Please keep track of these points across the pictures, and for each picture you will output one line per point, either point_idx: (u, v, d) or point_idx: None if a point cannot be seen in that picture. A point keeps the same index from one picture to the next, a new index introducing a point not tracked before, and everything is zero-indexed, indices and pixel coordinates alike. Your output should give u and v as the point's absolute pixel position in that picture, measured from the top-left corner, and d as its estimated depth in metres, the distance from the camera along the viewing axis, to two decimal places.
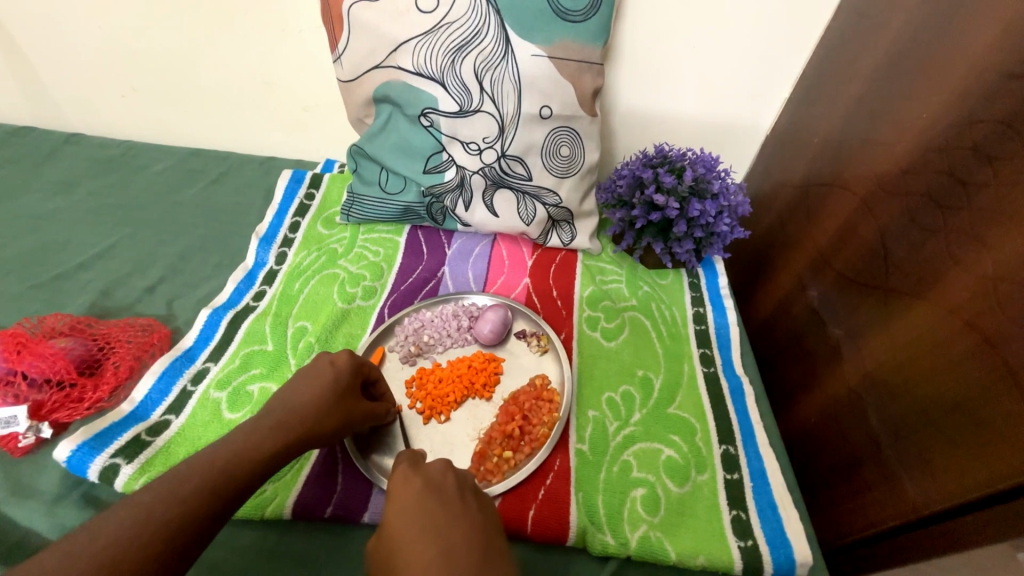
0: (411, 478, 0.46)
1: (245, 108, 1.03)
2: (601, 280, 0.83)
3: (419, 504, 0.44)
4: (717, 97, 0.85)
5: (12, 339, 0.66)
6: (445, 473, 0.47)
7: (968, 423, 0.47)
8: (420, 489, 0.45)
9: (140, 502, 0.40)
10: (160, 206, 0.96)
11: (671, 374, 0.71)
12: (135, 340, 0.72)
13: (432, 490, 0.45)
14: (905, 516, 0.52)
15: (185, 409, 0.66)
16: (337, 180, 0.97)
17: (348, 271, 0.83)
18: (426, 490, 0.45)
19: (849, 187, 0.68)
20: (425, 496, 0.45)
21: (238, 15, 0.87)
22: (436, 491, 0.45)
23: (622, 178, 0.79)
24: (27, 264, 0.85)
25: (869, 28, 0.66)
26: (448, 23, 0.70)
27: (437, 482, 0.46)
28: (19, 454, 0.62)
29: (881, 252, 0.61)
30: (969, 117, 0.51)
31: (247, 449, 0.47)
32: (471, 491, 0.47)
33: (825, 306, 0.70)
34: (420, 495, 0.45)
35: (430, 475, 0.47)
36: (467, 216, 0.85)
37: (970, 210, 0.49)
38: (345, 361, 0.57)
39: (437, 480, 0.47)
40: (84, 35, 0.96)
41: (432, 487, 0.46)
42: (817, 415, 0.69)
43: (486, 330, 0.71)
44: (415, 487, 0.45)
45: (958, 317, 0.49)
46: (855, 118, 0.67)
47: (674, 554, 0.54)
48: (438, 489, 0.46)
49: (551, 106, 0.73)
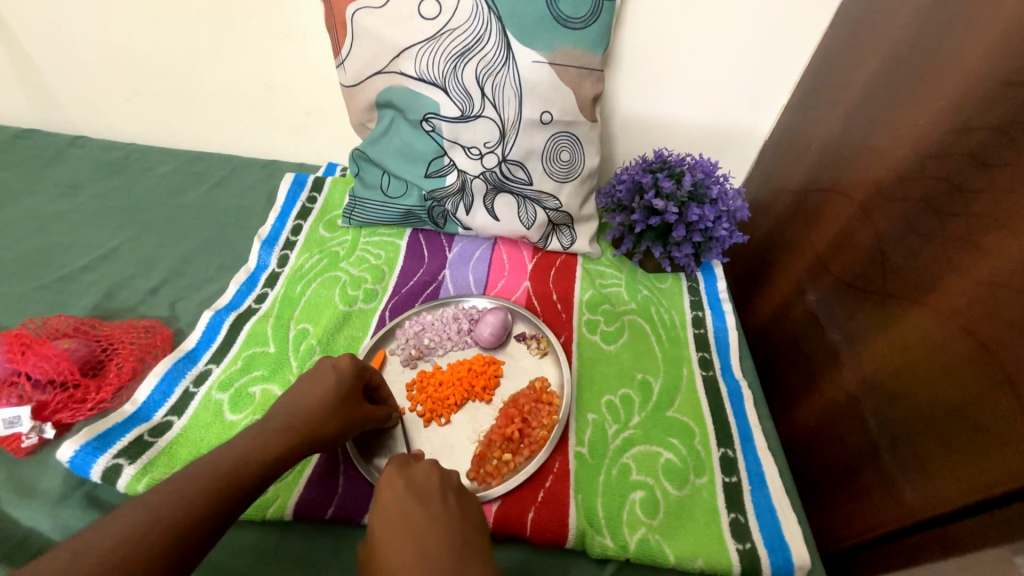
0: (395, 478, 0.47)
1: (249, 112, 1.04)
2: (601, 284, 0.84)
3: (402, 505, 0.45)
4: (716, 103, 0.86)
5: (16, 340, 0.67)
6: (429, 474, 0.48)
7: (965, 427, 0.47)
8: (403, 490, 0.46)
9: (146, 503, 0.40)
10: (164, 209, 0.97)
11: (670, 378, 0.71)
12: (138, 341, 0.73)
13: (414, 491, 0.46)
14: (902, 520, 0.53)
15: (187, 410, 0.67)
16: (339, 184, 0.98)
17: (350, 274, 0.84)
18: (408, 491, 0.46)
19: (847, 193, 0.68)
20: (408, 496, 0.46)
21: (242, 20, 0.88)
22: (418, 492, 0.46)
23: (622, 183, 0.80)
24: (31, 265, 0.86)
25: (867, 35, 0.67)
26: (451, 29, 0.70)
27: (421, 483, 0.47)
28: (23, 454, 0.62)
29: (878, 257, 0.61)
30: (964, 125, 0.51)
31: (250, 451, 0.47)
32: (454, 491, 0.48)
33: (823, 310, 0.71)
34: (403, 496, 0.46)
35: (415, 475, 0.48)
36: (468, 220, 0.85)
37: (967, 216, 0.50)
38: (347, 363, 0.57)
39: (421, 481, 0.48)
40: (90, 39, 0.96)
41: (414, 489, 0.46)
42: (815, 419, 0.69)
43: (486, 332, 0.72)
44: (398, 487, 0.46)
45: (955, 323, 0.49)
46: (854, 124, 0.68)
47: (672, 557, 0.55)
48: (421, 489, 0.47)
49: (551, 112, 0.74)
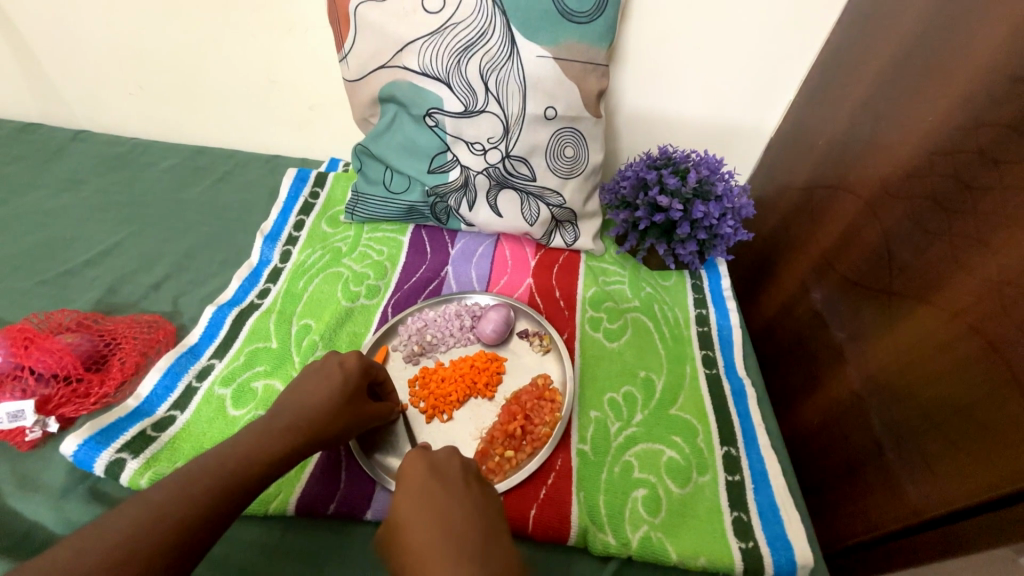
0: (416, 463, 0.47)
1: (251, 107, 1.03)
2: (604, 281, 0.83)
3: (425, 489, 0.45)
4: (721, 100, 0.85)
5: (19, 334, 0.66)
6: (450, 460, 0.48)
7: (970, 426, 0.47)
8: (425, 475, 0.46)
9: (150, 501, 0.40)
10: (167, 204, 0.96)
11: (673, 376, 0.71)
12: (141, 336, 0.73)
13: (436, 475, 0.46)
14: (906, 520, 0.53)
15: (190, 405, 0.67)
16: (342, 179, 0.97)
17: (352, 270, 0.84)
18: (430, 475, 0.46)
19: (854, 190, 0.68)
20: (430, 481, 0.45)
21: (244, 15, 0.88)
22: (440, 477, 0.46)
23: (626, 179, 0.79)
24: (34, 260, 0.86)
25: (875, 30, 0.66)
26: (455, 23, 0.70)
27: (443, 468, 0.47)
28: (26, 447, 0.62)
29: (884, 255, 0.61)
30: (974, 122, 0.51)
31: (253, 449, 0.47)
32: (476, 478, 0.47)
33: (828, 308, 0.71)
34: (425, 481, 0.45)
35: (436, 460, 0.48)
36: (471, 216, 0.85)
37: (975, 213, 0.49)
38: (354, 361, 0.57)
39: (442, 465, 0.47)
40: (91, 33, 0.96)
41: (437, 474, 0.46)
42: (819, 417, 0.69)
43: (489, 329, 0.71)
44: (420, 471, 0.46)
45: (961, 320, 0.49)
46: (860, 121, 0.68)
47: (674, 555, 0.54)
48: (442, 475, 0.46)
49: (555, 107, 0.74)
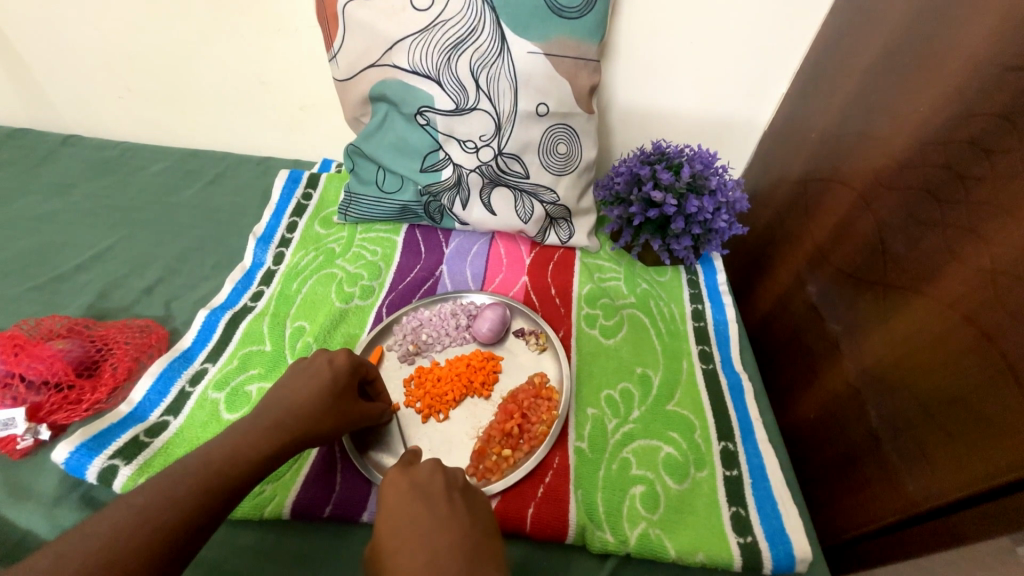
0: (398, 482, 0.47)
1: (242, 109, 1.03)
2: (600, 278, 0.83)
3: (410, 509, 0.44)
4: (714, 93, 0.85)
5: (10, 342, 0.66)
6: (433, 474, 0.48)
7: (969, 418, 0.47)
8: (407, 492, 0.46)
9: (132, 504, 0.40)
10: (158, 207, 0.96)
11: (669, 372, 0.71)
12: (133, 341, 0.72)
13: (418, 493, 0.46)
14: (905, 512, 0.52)
15: (183, 410, 0.66)
16: (335, 180, 0.97)
17: (346, 271, 0.83)
18: (413, 493, 0.46)
19: (847, 182, 0.67)
20: (413, 500, 0.45)
21: (232, 17, 0.87)
22: (422, 494, 0.46)
23: (620, 175, 0.79)
24: (25, 266, 0.85)
25: (866, 23, 0.66)
26: (444, 20, 0.69)
27: (425, 483, 0.47)
28: (18, 456, 0.62)
29: (879, 246, 0.60)
30: (967, 111, 0.50)
31: (244, 452, 0.47)
32: (460, 491, 0.47)
33: (823, 300, 0.70)
34: (408, 500, 0.45)
35: (418, 476, 0.48)
36: (465, 214, 0.84)
37: (968, 201, 0.49)
38: (343, 359, 0.57)
39: (424, 481, 0.47)
40: (79, 36, 0.95)
41: (419, 490, 0.46)
42: (816, 410, 0.69)
43: (484, 328, 0.71)
44: (402, 489, 0.46)
45: (957, 310, 0.49)
46: (853, 112, 0.67)
47: (674, 551, 0.54)
48: (425, 490, 0.46)
49: (547, 104, 0.73)
